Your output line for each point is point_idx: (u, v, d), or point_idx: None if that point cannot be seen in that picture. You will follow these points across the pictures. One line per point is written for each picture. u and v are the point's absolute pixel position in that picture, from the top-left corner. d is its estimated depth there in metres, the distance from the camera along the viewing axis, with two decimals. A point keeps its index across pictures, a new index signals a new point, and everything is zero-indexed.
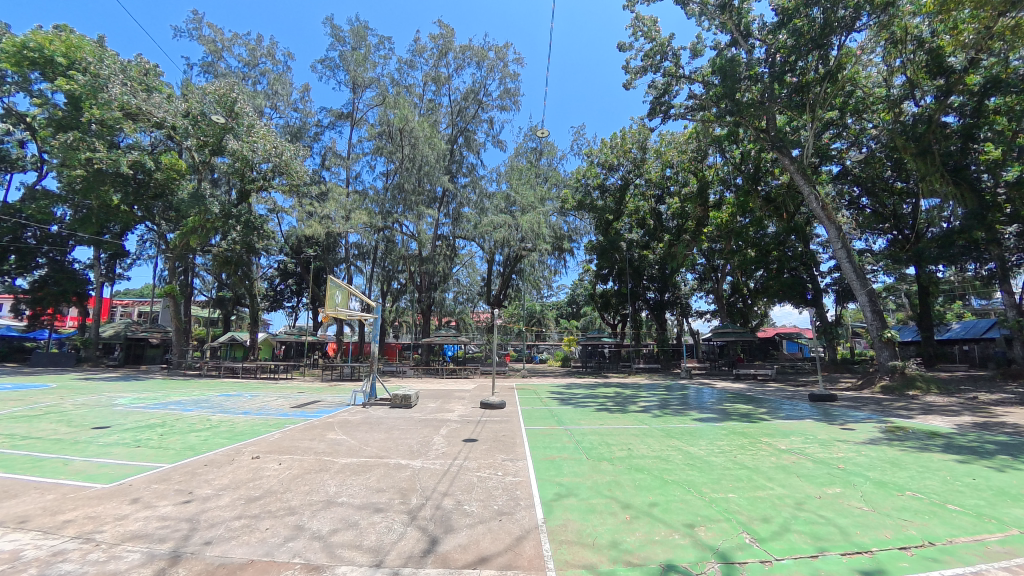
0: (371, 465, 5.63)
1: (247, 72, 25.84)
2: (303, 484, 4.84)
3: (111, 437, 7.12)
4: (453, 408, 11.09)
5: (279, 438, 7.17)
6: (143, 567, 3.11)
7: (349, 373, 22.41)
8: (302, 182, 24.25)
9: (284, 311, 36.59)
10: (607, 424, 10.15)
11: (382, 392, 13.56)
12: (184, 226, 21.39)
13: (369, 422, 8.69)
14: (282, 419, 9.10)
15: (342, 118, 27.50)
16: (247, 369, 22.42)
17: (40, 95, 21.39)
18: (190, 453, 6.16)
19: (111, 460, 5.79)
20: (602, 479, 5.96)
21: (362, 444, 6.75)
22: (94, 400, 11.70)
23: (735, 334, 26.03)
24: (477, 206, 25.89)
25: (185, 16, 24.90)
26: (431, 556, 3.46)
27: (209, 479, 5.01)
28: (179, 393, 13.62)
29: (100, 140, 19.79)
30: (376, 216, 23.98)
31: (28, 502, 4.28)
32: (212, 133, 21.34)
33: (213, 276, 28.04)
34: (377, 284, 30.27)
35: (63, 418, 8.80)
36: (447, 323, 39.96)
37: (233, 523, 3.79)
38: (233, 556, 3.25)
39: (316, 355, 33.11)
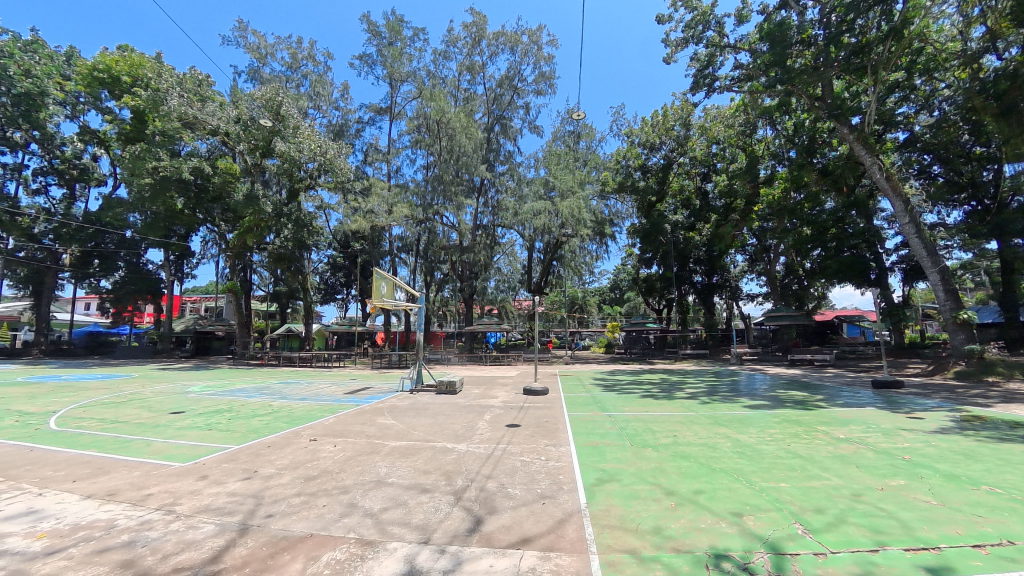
0: (418, 448, 5.86)
1: (291, 75, 26.94)
2: (357, 465, 5.12)
3: (185, 421, 7.81)
4: (496, 394, 11.30)
5: (333, 422, 7.59)
6: (218, 537, 3.42)
7: (397, 361, 23.21)
8: (346, 179, 25.10)
9: (335, 303, 38.37)
10: (651, 410, 10.02)
11: (428, 379, 14.03)
12: (242, 225, 22.80)
13: (416, 408, 9.02)
14: (336, 404, 9.68)
15: (381, 113, 28.21)
16: (302, 358, 23.76)
17: (110, 112, 23.41)
18: (254, 436, 6.66)
19: (186, 441, 6.37)
20: (645, 466, 5.89)
21: (410, 429, 7.03)
22: (171, 388, 12.81)
23: (789, 318, 24.70)
24: (515, 193, 25.81)
25: (231, 25, 26.21)
26: (475, 535, 3.59)
27: (271, 459, 5.41)
28: (243, 382, 14.67)
29: (163, 150, 21.42)
30: (416, 208, 24.62)
31: (116, 478, 4.78)
32: (261, 136, 22.56)
33: (269, 272, 29.72)
34: (421, 275, 31.16)
35: (145, 404, 9.78)
36: (489, 311, 40.25)
37: (294, 499, 4.08)
38: (295, 529, 3.51)
39: (367, 345, 34.56)
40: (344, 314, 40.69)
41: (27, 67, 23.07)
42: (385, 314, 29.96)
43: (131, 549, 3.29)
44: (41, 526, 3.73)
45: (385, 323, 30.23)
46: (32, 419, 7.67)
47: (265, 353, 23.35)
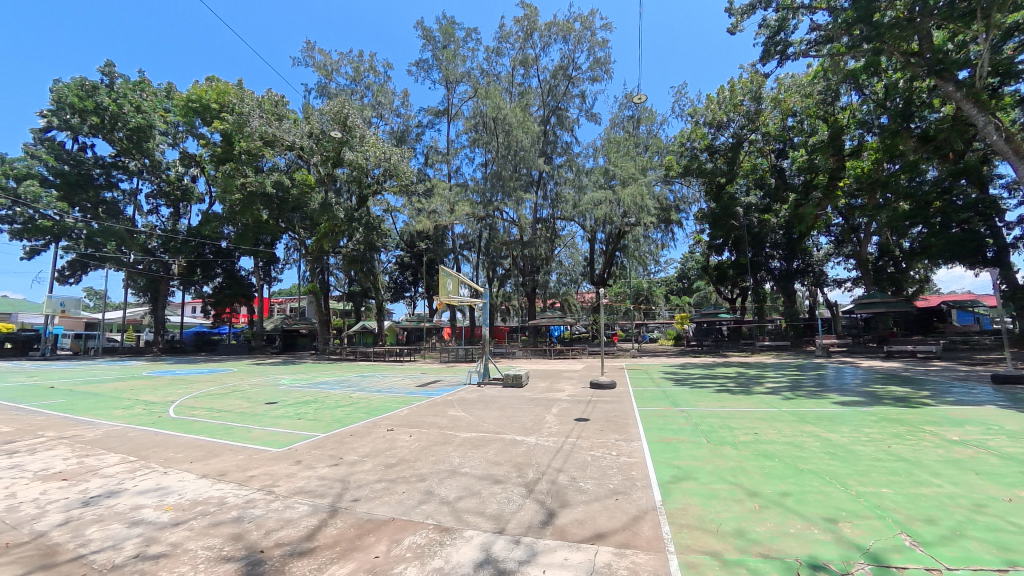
0: (488, 440, 5.96)
1: (355, 87, 28.49)
2: (431, 454, 5.32)
3: (279, 411, 8.59)
4: (562, 388, 11.23)
5: (408, 413, 7.96)
6: (311, 517, 3.71)
7: (464, 354, 23.98)
8: (410, 182, 26.07)
9: (405, 300, 40.26)
10: (728, 405, 9.43)
11: (494, 373, 14.27)
12: (319, 231, 24.64)
13: (484, 400, 9.20)
14: (409, 396, 10.15)
15: (440, 115, 29.02)
16: (377, 353, 25.30)
17: (203, 137, 26.20)
18: (337, 425, 7.17)
19: (280, 429, 7.00)
20: (724, 465, 5.54)
21: (479, 421, 7.18)
22: (264, 381, 14.16)
23: (884, 305, 22.12)
24: (575, 184, 25.49)
25: (300, 47, 28.17)
26: (549, 528, 3.58)
27: (354, 447, 5.77)
28: (326, 376, 15.86)
29: (249, 167, 23.64)
30: (477, 206, 25.12)
31: (225, 460, 5.36)
32: (332, 147, 24.11)
33: (344, 274, 31.81)
34: (483, 271, 31.83)
35: (244, 395, 10.88)
36: (552, 305, 40.14)
37: (376, 485, 4.32)
38: (378, 513, 3.71)
39: (434, 340, 36.00)
40: (413, 312, 42.59)
41: (138, 105, 26.46)
42: (450, 310, 30.98)
43: (240, 524, 3.67)
44: (168, 500, 4.28)
45: (451, 318, 31.27)
46: (156, 408, 8.83)
47: (344, 349, 25.10)
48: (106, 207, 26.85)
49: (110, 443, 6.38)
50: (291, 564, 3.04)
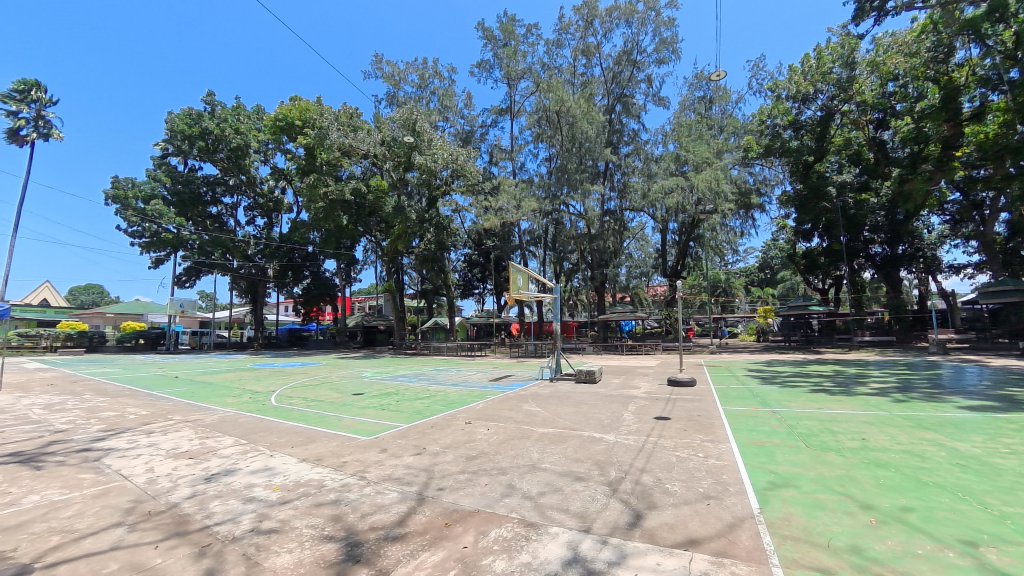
0: (566, 436, 5.87)
1: (421, 94, 29.59)
2: (510, 448, 5.34)
3: (364, 402, 9.14)
4: (638, 384, 10.83)
5: (483, 407, 8.09)
6: (401, 503, 3.86)
7: (533, 350, 24.16)
8: (476, 181, 26.65)
9: (474, 297, 41.28)
10: (828, 407, 8.52)
11: (565, 368, 14.14)
12: (393, 233, 25.95)
13: (558, 396, 9.12)
14: (484, 390, 10.35)
15: (503, 113, 29.29)
16: (450, 348, 26.31)
17: (290, 152, 28.65)
18: (418, 416, 7.47)
19: (367, 419, 7.43)
20: (829, 472, 4.98)
21: (555, 416, 7.12)
22: (350, 374, 15.21)
23: (1018, 294, 18.79)
24: (643, 173, 24.56)
25: (370, 60, 29.75)
26: (637, 530, 3.41)
27: (436, 438, 5.97)
28: (404, 369, 16.67)
29: (329, 177, 25.50)
30: (543, 201, 25.02)
31: (322, 446, 5.79)
32: (403, 152, 25.26)
33: (417, 273, 33.26)
34: (551, 266, 31.77)
35: (334, 386, 11.76)
36: (622, 299, 39.04)
37: (460, 476, 4.41)
38: (463, 504, 3.77)
39: (503, 335, 36.61)
40: (482, 308, 43.56)
41: (236, 127, 29.59)
42: (518, 306, 31.34)
43: (338, 506, 3.92)
44: (275, 480, 4.70)
45: (519, 314, 31.58)
46: (261, 396, 9.80)
47: (419, 345, 26.36)
48: (212, 220, 30.63)
49: (226, 427, 7.17)
50: (385, 548, 3.17)
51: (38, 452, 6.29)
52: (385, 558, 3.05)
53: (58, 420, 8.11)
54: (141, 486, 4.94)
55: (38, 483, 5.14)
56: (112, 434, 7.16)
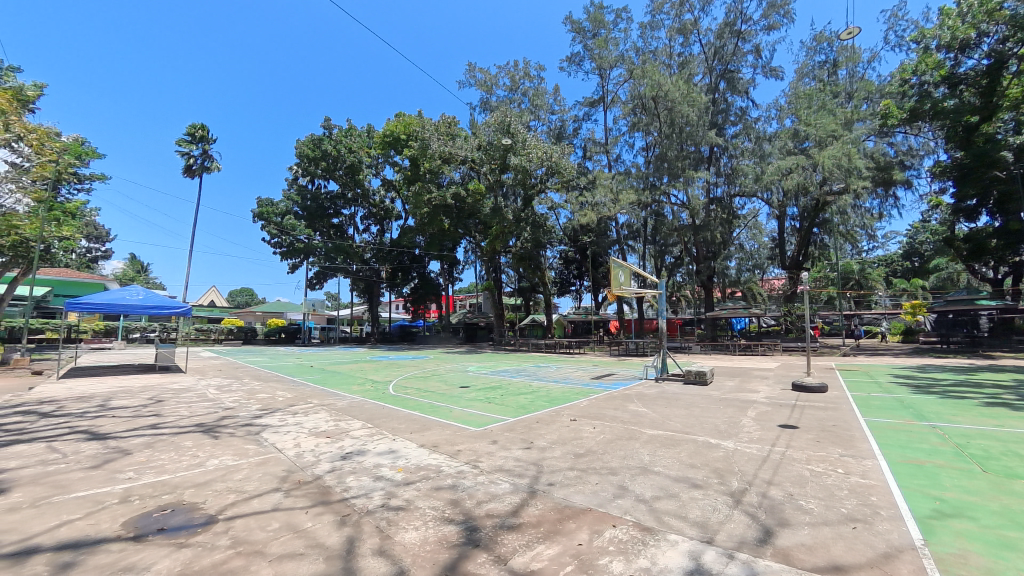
0: (678, 440, 5.57)
1: (513, 96, 30.18)
2: (619, 449, 5.22)
3: (471, 394, 9.63)
4: (756, 388, 9.88)
5: (587, 405, 8.02)
6: (514, 495, 4.00)
7: (635, 348, 23.36)
8: (571, 176, 26.52)
9: (571, 295, 41.10)
10: (1011, 425, 6.92)
11: (671, 368, 13.42)
12: (492, 234, 26.82)
13: (666, 397, 8.71)
14: (585, 388, 10.28)
15: (595, 104, 28.69)
16: (548, 345, 26.53)
17: (397, 164, 31.20)
18: (523, 411, 7.67)
19: (475, 411, 7.83)
20: (1020, 506, 4.04)
21: (664, 418, 6.80)
22: (456, 368, 16.11)
23: None
24: (755, 154, 22.30)
25: (464, 70, 31.11)
26: (768, 548, 3.11)
27: (542, 433, 6.07)
28: (505, 365, 17.19)
29: (432, 183, 27.26)
30: (641, 193, 24.03)
31: (437, 434, 6.24)
32: (498, 154, 26.03)
33: (514, 271, 34.07)
34: (651, 261, 30.36)
35: (442, 379, 12.58)
36: (733, 295, 35.85)
37: (569, 473, 4.44)
38: (575, 501, 3.78)
39: (601, 333, 35.93)
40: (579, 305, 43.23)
41: (351, 147, 33.10)
42: (617, 303, 30.47)
43: (455, 492, 4.19)
44: (399, 462, 5.17)
45: (618, 311, 30.71)
46: (381, 386, 10.86)
47: (520, 341, 27.08)
48: (335, 230, 34.54)
49: (354, 411, 8.07)
50: (502, 536, 3.31)
51: (216, 424, 7.70)
52: (502, 545, 3.18)
53: (228, 399, 9.83)
54: (292, 458, 5.77)
55: (218, 449, 6.30)
56: (267, 413, 8.47)
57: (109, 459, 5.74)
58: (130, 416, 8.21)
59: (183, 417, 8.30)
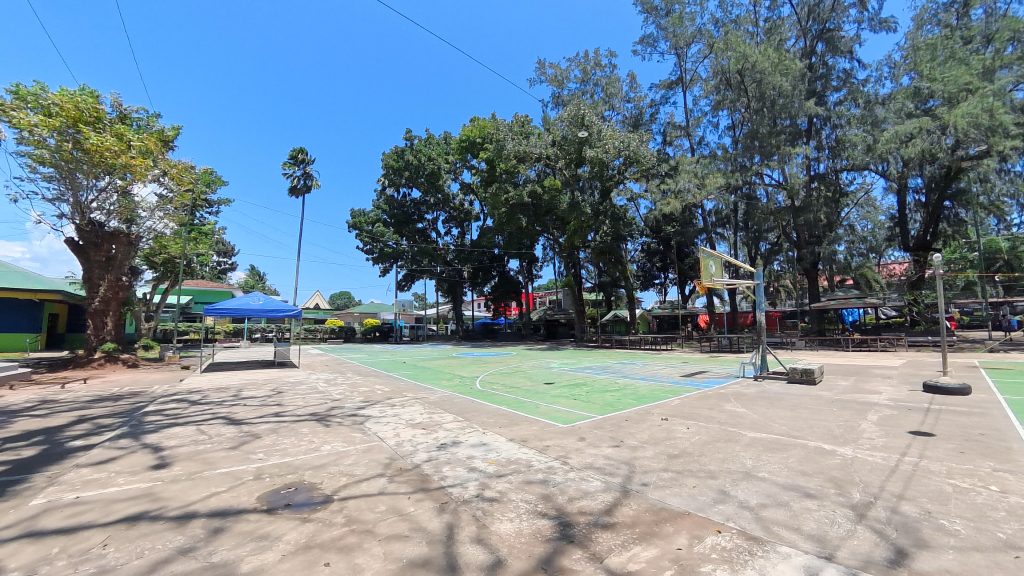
0: (786, 445, 5.13)
1: (585, 88, 29.62)
2: (717, 451, 4.95)
3: (556, 391, 9.69)
4: (878, 389, 8.75)
5: (678, 405, 7.68)
6: (606, 493, 3.98)
7: (728, 344, 21.89)
8: (650, 164, 25.44)
9: (654, 288, 39.44)
10: None
11: (772, 366, 12.33)
12: (570, 229, 26.64)
13: (768, 397, 8.04)
14: (675, 386, 9.84)
15: (672, 86, 27.19)
16: (632, 341, 25.81)
17: (475, 167, 32.20)
18: (611, 408, 7.56)
19: (562, 407, 7.88)
20: None
21: (767, 421, 6.30)
22: (539, 364, 16.31)
23: None
24: (865, 121, 19.65)
25: (535, 68, 31.19)
26: (903, 570, 2.77)
27: (632, 431, 5.95)
28: (589, 362, 17.02)
29: (508, 183, 27.76)
30: (729, 176, 22.35)
31: (525, 429, 6.40)
32: (573, 148, 25.75)
33: (594, 266, 33.54)
34: (744, 249, 28.13)
35: (527, 375, 12.82)
36: (844, 283, 31.97)
37: (664, 474, 4.32)
38: (671, 503, 3.68)
39: (688, 328, 34.07)
40: (664, 299, 41.37)
41: (431, 155, 34.85)
42: (706, 296, 28.70)
43: (546, 486, 4.28)
44: (490, 455, 5.39)
45: (708, 305, 28.87)
46: (468, 381, 11.35)
47: (602, 338, 26.68)
48: (420, 234, 36.60)
49: (446, 405, 8.55)
50: (596, 534, 3.33)
51: (327, 414, 8.61)
52: (597, 543, 3.20)
53: (336, 392, 10.92)
54: (394, 447, 6.28)
55: (330, 436, 7.05)
56: (369, 404, 9.28)
57: (244, 441, 6.70)
58: (259, 404, 9.49)
59: (300, 406, 9.39)
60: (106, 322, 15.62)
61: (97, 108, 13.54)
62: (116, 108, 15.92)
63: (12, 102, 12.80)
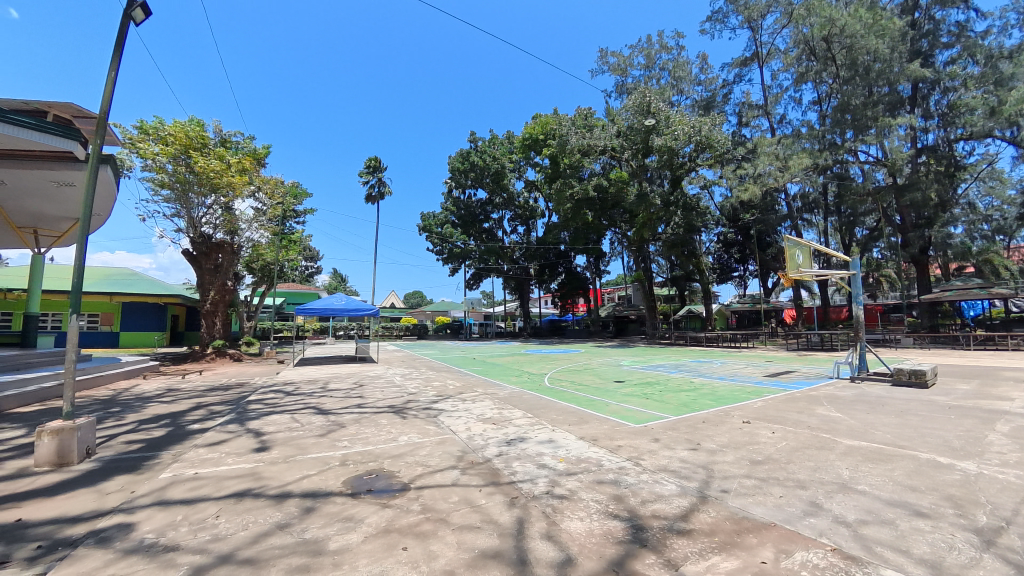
0: (892, 455, 4.57)
1: (650, 74, 28.38)
2: (807, 459, 4.54)
3: (627, 389, 9.44)
4: (1011, 394, 7.48)
5: (762, 407, 7.14)
6: (681, 498, 3.82)
7: (819, 341, 19.98)
8: (725, 148, 23.80)
9: (733, 282, 36.93)
10: None
11: (874, 366, 11.01)
12: (638, 222, 25.74)
13: (869, 401, 7.20)
14: (758, 387, 9.14)
15: (747, 63, 25.18)
16: (709, 338, 24.41)
17: (538, 165, 32.20)
18: (686, 409, 7.21)
19: (634, 406, 7.65)
20: None
21: (869, 428, 5.65)
22: (609, 362, 15.96)
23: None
24: (989, 80, 16.86)
25: (597, 58, 30.48)
26: None
27: (709, 434, 5.64)
28: (662, 360, 16.36)
29: (572, 178, 27.41)
30: (817, 156, 20.29)
31: (595, 428, 6.32)
32: (639, 138, 24.80)
33: (665, 260, 32.14)
34: (838, 237, 25.38)
35: (596, 373, 12.61)
36: (966, 271, 27.68)
37: (746, 481, 4.04)
38: (754, 513, 3.44)
39: (773, 323, 31.49)
40: (743, 292, 38.62)
41: (495, 154, 35.43)
42: (793, 288, 26.35)
43: (618, 487, 4.20)
44: (559, 452, 5.39)
45: (795, 298, 26.50)
46: (537, 378, 11.42)
47: (676, 335, 25.50)
48: (486, 233, 37.39)
49: (515, 401, 8.68)
50: (671, 540, 3.20)
51: (404, 407, 9.12)
52: (672, 550, 3.08)
53: (411, 386, 11.53)
54: (465, 440, 6.50)
55: (406, 427, 7.45)
56: (442, 399, 9.67)
57: (331, 430, 7.30)
58: (343, 396, 10.29)
59: (379, 399, 10.04)
60: (215, 322, 17.86)
61: (202, 135, 15.44)
62: (218, 133, 18.02)
63: (138, 136, 14.96)
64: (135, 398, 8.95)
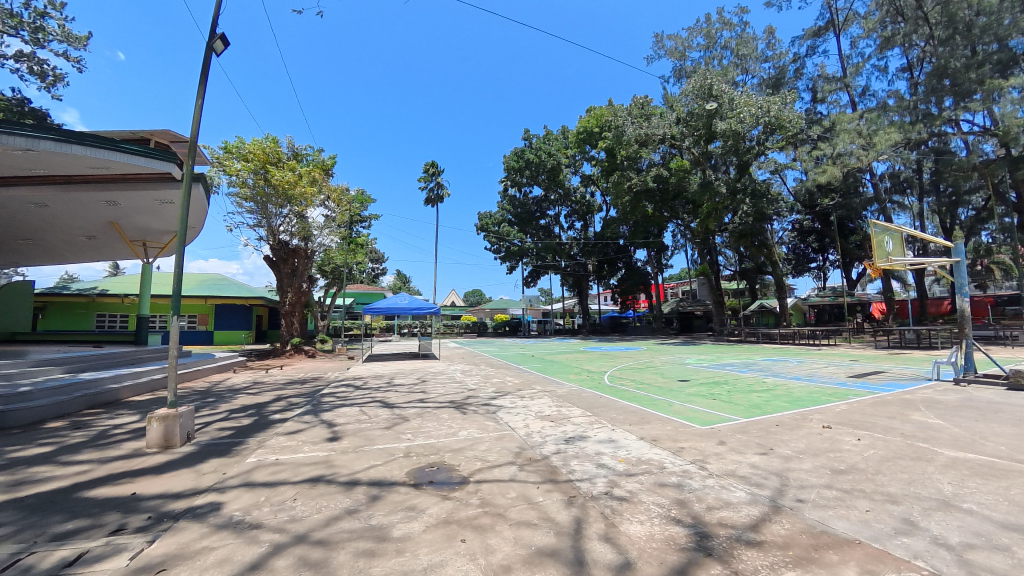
0: (1010, 470, 3.96)
1: (712, 55, 26.78)
2: (902, 471, 4.06)
3: (692, 389, 8.99)
4: None
5: (846, 410, 6.48)
6: (751, 506, 3.58)
7: (916, 338, 17.83)
8: (799, 128, 21.89)
9: (811, 273, 33.91)
10: None
11: (985, 366, 9.62)
12: (702, 212, 24.39)
13: (979, 407, 6.29)
14: (842, 388, 8.32)
15: (822, 32, 22.94)
16: (784, 334, 22.61)
17: (594, 158, 31.57)
18: (758, 411, 6.73)
19: (699, 407, 7.27)
20: None
21: (979, 437, 4.93)
22: (672, 360, 15.29)
23: None
24: None
25: (653, 44, 29.31)
26: None
27: (784, 439, 5.22)
28: (730, 358, 15.42)
29: (629, 170, 26.56)
30: (910, 129, 18.07)
31: (656, 428, 6.09)
32: (701, 123, 23.49)
33: (733, 252, 30.23)
34: (939, 218, 22.43)
35: (659, 371, 12.15)
36: None
37: (826, 491, 3.70)
38: (836, 527, 3.13)
39: (860, 318, 28.52)
40: (825, 284, 35.31)
41: (549, 151, 35.24)
42: (883, 278, 23.68)
43: (680, 491, 4.02)
44: (618, 453, 5.26)
45: (886, 289, 23.81)
46: (596, 376, 11.21)
47: (746, 331, 23.90)
48: (543, 231, 37.30)
49: (573, 399, 8.59)
50: (739, 551, 3.01)
51: (463, 402, 9.36)
52: (740, 561, 2.89)
53: (470, 382, 11.81)
54: (523, 437, 6.54)
55: (466, 423, 7.65)
56: (500, 395, 9.81)
57: (396, 423, 7.68)
58: (407, 391, 10.77)
59: (440, 394, 10.38)
60: (293, 321, 19.44)
61: (277, 150, 16.83)
62: (291, 148, 19.52)
63: (224, 155, 16.60)
64: (226, 390, 9.99)
